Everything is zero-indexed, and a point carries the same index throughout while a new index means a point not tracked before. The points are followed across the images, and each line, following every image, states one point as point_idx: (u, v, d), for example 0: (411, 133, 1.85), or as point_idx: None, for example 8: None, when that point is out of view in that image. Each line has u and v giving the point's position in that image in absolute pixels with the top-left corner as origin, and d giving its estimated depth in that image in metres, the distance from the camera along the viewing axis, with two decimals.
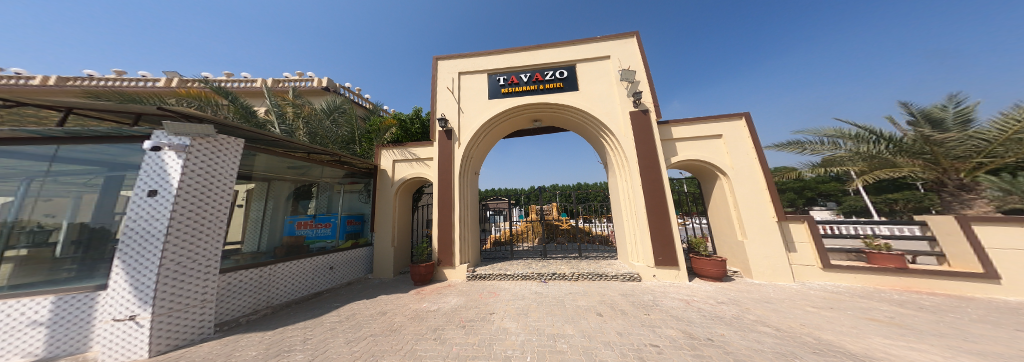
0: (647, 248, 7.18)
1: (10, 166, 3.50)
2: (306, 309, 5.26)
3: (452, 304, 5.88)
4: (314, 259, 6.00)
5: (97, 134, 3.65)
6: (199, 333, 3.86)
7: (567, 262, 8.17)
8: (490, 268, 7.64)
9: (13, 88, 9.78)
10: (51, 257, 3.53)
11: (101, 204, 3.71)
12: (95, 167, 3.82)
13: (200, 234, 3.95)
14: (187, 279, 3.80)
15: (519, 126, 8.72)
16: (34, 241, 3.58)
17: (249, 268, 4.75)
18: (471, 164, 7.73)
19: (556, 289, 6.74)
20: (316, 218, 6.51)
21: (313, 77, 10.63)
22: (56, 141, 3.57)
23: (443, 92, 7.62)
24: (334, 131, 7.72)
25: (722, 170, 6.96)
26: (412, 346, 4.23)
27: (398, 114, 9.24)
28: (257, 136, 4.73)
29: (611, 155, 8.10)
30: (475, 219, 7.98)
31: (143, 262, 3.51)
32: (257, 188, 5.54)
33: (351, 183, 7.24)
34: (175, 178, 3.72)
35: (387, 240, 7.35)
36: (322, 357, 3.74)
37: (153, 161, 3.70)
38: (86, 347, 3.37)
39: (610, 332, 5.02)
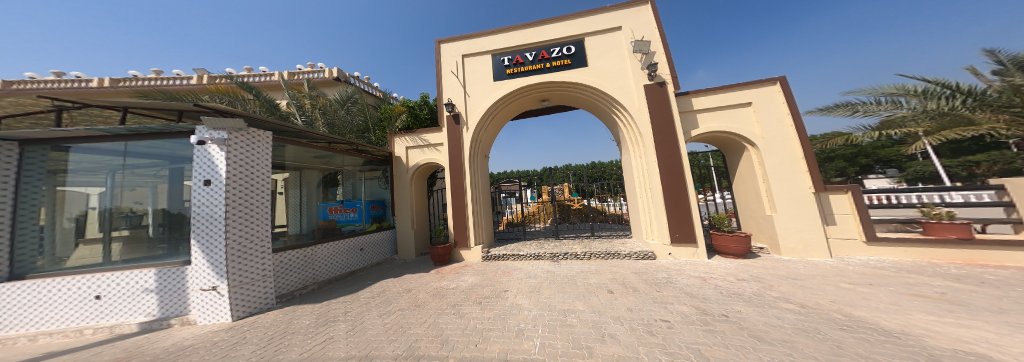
0: (663, 225, 6.93)
1: (98, 162, 4.30)
2: (344, 285, 5.95)
3: (469, 282, 6.26)
4: (346, 241, 6.64)
5: (153, 131, 4.26)
6: (263, 303, 4.60)
7: (578, 242, 8.19)
8: (504, 249, 7.92)
9: (79, 89, 11.51)
10: (147, 236, 4.37)
11: (173, 192, 4.45)
12: (159, 160, 4.51)
13: (251, 218, 4.58)
14: (249, 258, 4.48)
15: (526, 107, 8.58)
16: (131, 224, 4.40)
17: (295, 248, 5.43)
18: (480, 147, 7.85)
19: (567, 268, 6.84)
20: (344, 203, 7.05)
21: (325, 67, 11.20)
22: (123, 138, 4.25)
23: (447, 77, 7.68)
24: (349, 121, 8.32)
25: (751, 140, 6.32)
26: (434, 320, 4.65)
27: (407, 102, 9.52)
28: (282, 129, 5.24)
29: (625, 132, 7.73)
30: (487, 201, 8.19)
31: (213, 243, 4.19)
32: (291, 177, 6.03)
33: (371, 171, 7.75)
34: (222, 168, 4.30)
35: (408, 223, 7.88)
36: (358, 326, 4.29)
37: (201, 154, 4.30)
38: (185, 311, 4.16)
39: (619, 309, 5.03)
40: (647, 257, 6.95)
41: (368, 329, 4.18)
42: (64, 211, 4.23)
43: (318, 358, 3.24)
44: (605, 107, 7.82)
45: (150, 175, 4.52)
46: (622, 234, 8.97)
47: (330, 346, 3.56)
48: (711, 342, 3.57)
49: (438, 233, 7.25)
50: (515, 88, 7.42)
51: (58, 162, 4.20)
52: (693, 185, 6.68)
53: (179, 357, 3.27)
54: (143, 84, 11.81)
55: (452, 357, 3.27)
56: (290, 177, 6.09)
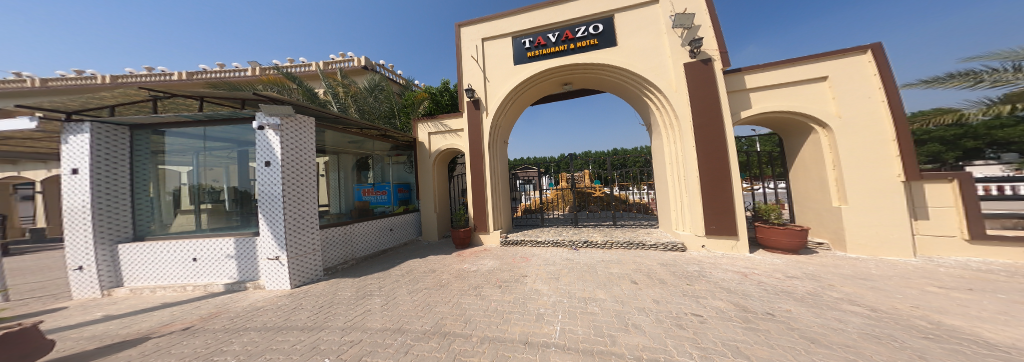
0: (696, 216, 6.32)
1: (185, 145, 5.22)
2: (378, 263, 6.51)
3: (490, 266, 6.42)
4: (379, 221, 7.22)
5: (224, 118, 4.96)
6: (313, 275, 5.24)
7: (599, 230, 7.89)
8: (522, 235, 7.99)
9: (168, 83, 13.89)
10: (225, 210, 5.20)
11: (241, 172, 5.22)
12: (229, 143, 5.31)
13: (302, 197, 5.18)
14: (302, 234, 5.09)
15: (549, 91, 8.32)
16: (213, 199, 5.26)
17: (338, 226, 6.07)
18: (500, 133, 7.90)
19: (587, 256, 6.64)
20: (376, 186, 7.64)
21: (354, 57, 11.93)
22: (202, 124, 5.01)
23: (468, 61, 7.74)
24: (377, 107, 8.98)
25: (822, 121, 5.37)
26: (457, 300, 4.87)
27: (428, 88, 9.76)
28: (322, 116, 5.76)
29: (658, 116, 7.12)
30: (506, 187, 8.24)
31: (275, 218, 4.83)
32: (331, 161, 6.61)
33: (397, 156, 8.39)
34: (278, 152, 4.90)
35: (432, 207, 8.28)
36: (391, 301, 4.67)
37: (262, 139, 4.95)
38: (255, 277, 4.92)
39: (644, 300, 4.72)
40: (674, 248, 6.45)
41: (400, 305, 4.52)
42: (164, 185, 5.22)
43: (359, 327, 3.56)
44: (635, 89, 7.27)
45: (224, 157, 5.34)
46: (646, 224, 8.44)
47: (368, 317, 3.91)
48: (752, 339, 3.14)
49: (459, 217, 7.49)
50: (537, 72, 7.22)
51: (155, 143, 5.12)
52: (739, 175, 5.98)
53: (253, 316, 3.88)
54: (211, 76, 13.80)
55: (474, 338, 3.17)
56: (330, 160, 6.66)
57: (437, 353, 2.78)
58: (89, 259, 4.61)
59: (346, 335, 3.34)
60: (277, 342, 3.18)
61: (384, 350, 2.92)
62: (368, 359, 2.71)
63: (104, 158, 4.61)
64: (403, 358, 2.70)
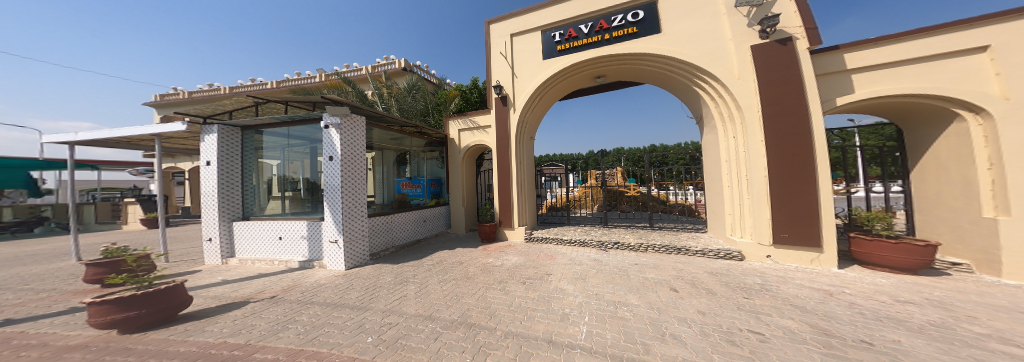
0: (761, 220, 5.42)
1: (274, 142, 6.28)
2: (413, 252, 6.96)
3: (513, 262, 6.36)
4: (416, 213, 7.75)
5: (302, 119, 5.78)
6: (361, 259, 5.87)
7: (632, 231, 7.37)
8: (546, 232, 7.84)
9: (261, 90, 16.99)
10: (302, 198, 6.09)
11: (312, 165, 6.07)
12: (304, 141, 6.22)
13: (355, 188, 5.82)
14: (355, 222, 5.72)
15: (580, 84, 7.95)
16: (293, 188, 6.21)
17: (384, 215, 6.70)
18: (527, 129, 7.84)
19: (617, 258, 6.25)
20: (411, 179, 8.24)
21: (395, 59, 12.93)
22: (286, 126, 5.99)
23: (496, 58, 7.83)
24: (413, 105, 9.61)
25: (977, 106, 4.03)
26: (483, 293, 4.55)
27: (459, 86, 10.15)
28: (372, 115, 6.31)
29: (714, 108, 6.28)
30: (531, 183, 8.12)
31: (335, 206, 5.52)
32: (376, 157, 7.44)
33: (430, 152, 8.93)
34: (338, 148, 5.55)
35: (460, 202, 8.64)
36: (424, 287, 4.84)
37: (326, 136, 5.67)
38: (320, 258, 5.70)
39: (688, 306, 4.20)
40: (726, 256, 5.69)
41: (431, 294, 4.53)
42: (263, 174, 6.29)
43: (396, 311, 3.86)
44: (684, 79, 6.54)
45: (300, 152, 6.29)
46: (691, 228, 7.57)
47: (405, 302, 4.19)
48: (823, 343, 2.91)
49: (485, 212, 7.63)
50: (567, 66, 6.96)
51: (254, 141, 6.23)
52: (827, 175, 4.89)
53: (318, 291, 4.50)
54: (290, 83, 16.43)
55: (498, 331, 3.06)
56: (376, 156, 7.42)
57: (463, 343, 2.75)
58: (215, 232, 5.91)
59: (386, 317, 3.65)
60: (333, 317, 3.62)
61: (417, 334, 3.08)
62: (403, 343, 2.89)
63: (223, 154, 5.83)
64: (432, 345, 2.74)
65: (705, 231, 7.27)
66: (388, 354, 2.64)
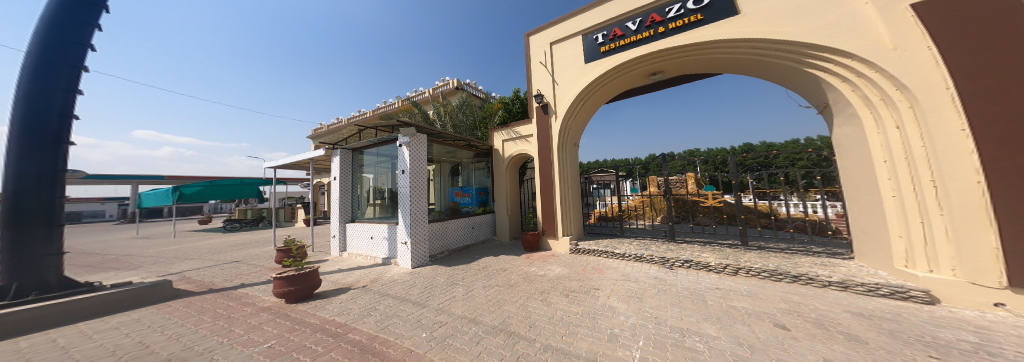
0: (978, 253, 2.77)
1: (367, 161, 7.58)
2: (464, 256, 7.31)
3: (558, 273, 4.76)
4: (467, 220, 8.26)
5: (386, 140, 6.91)
6: (423, 260, 6.53)
7: (712, 249, 5.63)
8: (595, 244, 6.32)
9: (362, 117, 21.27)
10: (385, 205, 7.08)
11: (391, 178, 7.08)
12: (383, 158, 7.28)
13: (421, 196, 6.54)
14: (419, 227, 6.42)
15: (629, 84, 6.95)
16: (379, 197, 7.29)
17: (443, 221, 7.35)
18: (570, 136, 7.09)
19: (687, 280, 4.28)
20: (463, 189, 8.79)
21: (448, 80, 14.17)
22: (373, 146, 7.27)
23: (537, 68, 7.57)
24: (464, 121, 10.49)
25: None
26: (524, 302, 4.01)
27: (503, 98, 10.57)
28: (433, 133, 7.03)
29: (845, 93, 3.83)
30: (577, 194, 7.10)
31: (405, 211, 6.34)
32: (437, 169, 8.23)
33: (478, 162, 9.22)
34: (407, 162, 6.37)
35: (505, 209, 8.81)
36: (471, 291, 5.00)
37: (400, 153, 6.60)
38: (395, 257, 6.58)
39: (808, 350, 2.11)
40: (883, 294, 3.15)
41: (475, 297, 4.67)
42: (361, 186, 7.60)
43: (446, 311, 4.13)
44: (781, 63, 4.48)
45: (385, 167, 7.28)
46: (810, 253, 4.97)
47: (454, 303, 4.44)
48: None
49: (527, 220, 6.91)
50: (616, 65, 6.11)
51: (357, 159, 7.64)
52: None
53: (392, 285, 5.19)
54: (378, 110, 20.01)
55: (538, 342, 2.69)
56: (437, 168, 8.22)
57: (503, 351, 2.64)
58: (337, 231, 7.54)
59: (438, 315, 3.95)
60: (399, 310, 4.10)
61: (462, 336, 3.22)
62: (450, 342, 3.06)
63: (341, 171, 7.45)
64: (474, 348, 2.80)
65: (852, 258, 4.50)
66: (437, 350, 2.84)
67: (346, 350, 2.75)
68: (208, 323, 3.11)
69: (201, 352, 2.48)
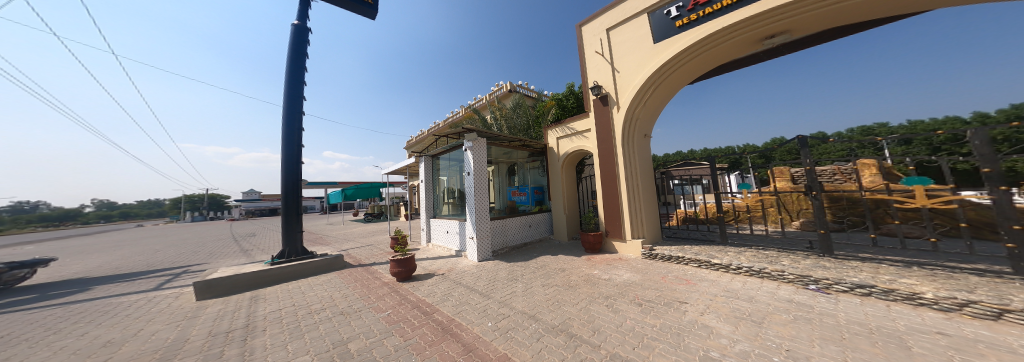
0: None
1: (440, 165, 8.46)
2: (522, 254, 7.38)
3: (627, 278, 4.27)
4: (525, 218, 8.30)
5: (453, 145, 7.54)
6: (486, 255, 6.88)
7: (915, 274, 3.03)
8: (679, 249, 4.97)
9: None
10: (456, 204, 7.76)
11: (459, 179, 7.72)
12: (451, 162, 8.00)
13: (483, 195, 6.88)
14: (483, 223, 6.84)
15: (737, 51, 4.90)
16: (451, 197, 8.03)
17: (502, 219, 7.61)
18: (639, 127, 5.81)
19: (847, 305, 2.60)
20: (519, 188, 8.84)
21: (502, 83, 14.56)
22: (443, 152, 8.07)
23: (591, 59, 6.40)
24: (519, 122, 10.66)
25: None
26: (586, 305, 3.74)
27: (556, 95, 10.28)
28: (495, 135, 7.35)
29: None
30: (652, 189, 6.02)
31: (471, 209, 6.80)
32: (497, 169, 8.63)
33: (533, 162, 9.17)
34: (472, 165, 6.85)
35: (562, 208, 8.46)
36: (529, 288, 5.01)
37: (465, 156, 7.12)
38: (464, 250, 7.16)
39: None
40: None
41: (534, 295, 4.64)
42: (436, 188, 8.54)
43: (507, 305, 4.21)
44: None
45: (455, 169, 7.92)
46: None
47: (514, 299, 4.51)
48: None
49: (588, 219, 6.27)
50: (704, 36, 4.50)
51: (434, 164, 8.61)
52: None
53: (462, 275, 5.65)
54: None
55: (603, 349, 2.41)
56: (497, 168, 8.66)
57: (564, 352, 2.51)
58: (423, 224, 8.73)
59: (500, 308, 4.06)
60: (468, 299, 4.38)
61: (523, 330, 3.23)
62: (512, 335, 3.11)
63: (423, 174, 8.56)
64: (535, 345, 2.76)
65: None
66: (501, 341, 2.92)
67: (432, 327, 3.21)
68: (359, 288, 4.52)
69: (334, 323, 3.24)
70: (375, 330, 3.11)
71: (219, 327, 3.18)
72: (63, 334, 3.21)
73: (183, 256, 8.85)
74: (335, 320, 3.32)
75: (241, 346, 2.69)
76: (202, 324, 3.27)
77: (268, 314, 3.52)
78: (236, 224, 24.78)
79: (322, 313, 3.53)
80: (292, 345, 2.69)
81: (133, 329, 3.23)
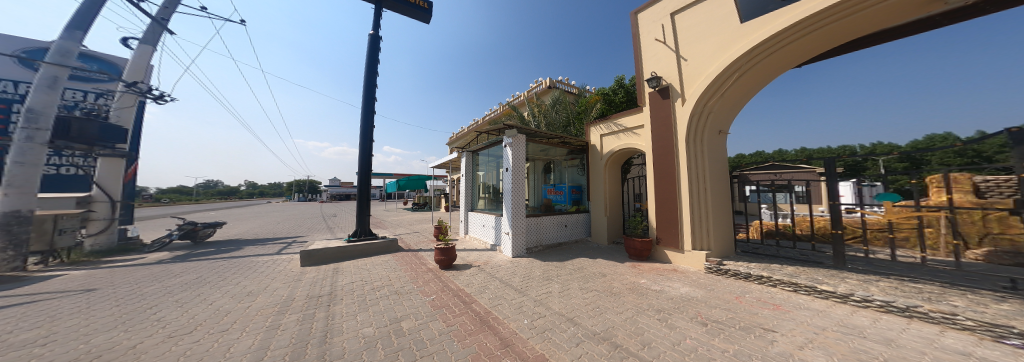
0: None
1: (479, 161, 8.72)
2: (556, 253, 7.21)
3: (684, 293, 3.84)
4: (561, 218, 8.06)
5: (492, 141, 7.67)
6: (521, 251, 6.90)
7: None
8: (755, 266, 4.21)
9: None
10: (492, 199, 7.94)
11: (495, 175, 7.86)
12: (490, 158, 8.16)
13: (521, 192, 6.89)
14: (519, 220, 6.86)
15: (879, 22, 3.59)
16: (487, 192, 8.23)
17: (538, 216, 7.52)
18: (710, 123, 5.00)
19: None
20: (556, 186, 8.70)
21: (541, 80, 14.31)
22: (483, 148, 8.31)
23: (650, 47, 5.82)
24: (557, 119, 10.38)
25: None
26: (632, 314, 3.49)
27: (601, 90, 9.72)
28: (534, 132, 7.26)
29: None
30: (723, 194, 5.20)
31: (508, 206, 6.86)
32: (533, 166, 8.36)
33: (571, 160, 8.88)
34: (510, 161, 6.90)
35: (602, 210, 7.96)
36: (566, 289, 4.88)
37: (504, 152, 7.20)
38: (499, 244, 7.27)
39: None
40: None
41: (572, 297, 4.49)
42: (475, 182, 8.84)
43: (544, 304, 4.15)
44: None
45: (492, 165, 8.06)
46: None
47: (550, 299, 4.42)
48: None
49: (634, 223, 5.78)
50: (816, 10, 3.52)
51: (474, 159, 8.91)
52: None
53: (498, 269, 5.77)
54: None
55: None
56: (532, 166, 8.43)
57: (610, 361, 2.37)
58: (462, 217, 9.16)
59: (537, 307, 4.03)
60: (505, 294, 4.43)
61: (561, 332, 3.14)
62: (549, 335, 3.05)
63: (464, 169, 8.96)
64: (575, 349, 2.65)
65: None
66: (538, 340, 2.89)
67: (471, 317, 3.32)
68: (409, 271, 4.94)
69: (388, 300, 3.60)
70: (421, 313, 3.34)
71: (314, 290, 3.79)
72: (223, 281, 4.26)
73: (291, 228, 11.00)
74: (391, 298, 3.67)
75: (327, 310, 3.15)
76: (304, 286, 3.93)
77: (343, 284, 4.10)
78: (326, 205, 30.16)
79: (381, 290, 3.94)
80: (361, 316, 3.05)
81: (264, 283, 4.06)
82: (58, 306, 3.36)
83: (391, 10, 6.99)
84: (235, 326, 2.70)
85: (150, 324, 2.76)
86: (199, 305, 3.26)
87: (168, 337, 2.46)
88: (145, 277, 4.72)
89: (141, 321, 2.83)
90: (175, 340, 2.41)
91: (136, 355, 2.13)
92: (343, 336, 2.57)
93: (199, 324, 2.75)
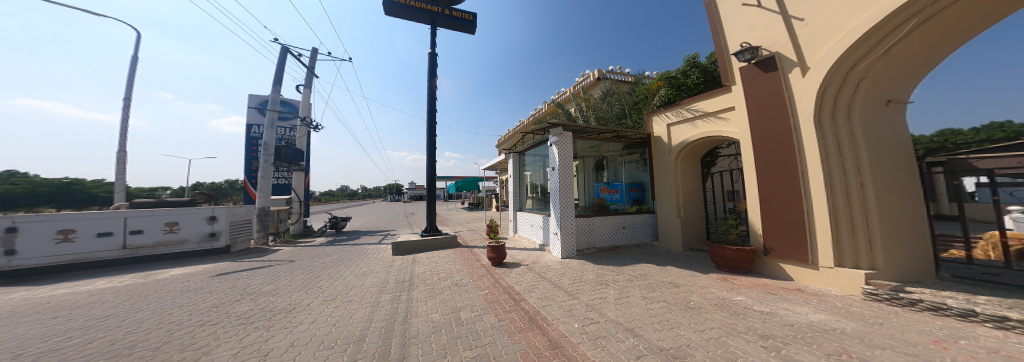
0: None
1: (525, 161, 8.69)
2: (612, 257, 6.52)
3: (813, 320, 2.85)
4: (618, 219, 7.23)
5: (538, 141, 7.51)
6: (571, 253, 6.53)
7: None
8: (972, 297, 2.70)
9: None
10: (540, 198, 7.78)
11: (542, 174, 7.70)
12: (536, 157, 8.03)
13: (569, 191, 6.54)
14: (568, 220, 6.49)
15: None
16: (535, 191, 8.11)
17: (591, 217, 6.98)
18: (859, 95, 3.39)
19: None
20: (610, 184, 7.94)
21: (589, 72, 13.41)
22: (529, 148, 8.26)
23: (742, 11, 4.58)
24: (610, 112, 9.47)
25: None
26: (718, 335, 2.82)
27: (665, 73, 8.38)
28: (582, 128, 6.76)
29: None
30: (899, 191, 3.48)
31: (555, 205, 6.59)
32: (581, 164, 8.16)
33: (629, 155, 8.00)
34: (555, 159, 6.64)
35: (674, 211, 6.78)
36: (625, 297, 4.33)
37: (549, 151, 6.97)
38: (549, 244, 7.04)
39: None
40: None
41: (632, 306, 3.95)
42: (523, 181, 8.87)
43: (597, 310, 3.79)
44: None
45: (539, 164, 7.92)
46: None
47: (605, 305, 4.00)
48: None
49: (723, 228, 4.69)
50: None
51: (522, 160, 8.95)
52: None
53: (547, 269, 5.59)
54: None
55: None
56: (581, 163, 8.19)
57: None
58: (512, 216, 9.32)
59: (589, 312, 3.71)
60: (555, 295, 4.24)
61: (617, 343, 2.79)
62: (603, 343, 2.73)
63: (511, 170, 9.10)
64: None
65: None
66: (590, 346, 2.63)
67: (519, 315, 3.27)
68: (465, 266, 5.28)
69: (446, 291, 3.88)
70: (477, 305, 3.49)
71: (398, 276, 4.42)
72: (335, 262, 5.43)
73: (378, 223, 13.29)
74: (450, 289, 3.95)
75: (411, 294, 3.62)
76: (392, 272, 4.63)
77: (425, 273, 4.67)
78: (404, 204, 35.59)
79: (444, 281, 4.31)
80: (429, 303, 3.35)
81: (370, 267, 4.96)
82: (249, 271, 4.88)
83: (444, 27, 7.69)
84: (357, 298, 3.37)
85: (319, 288, 3.77)
86: (343, 278, 4.24)
87: (325, 300, 3.29)
88: (287, 255, 6.42)
89: (314, 285, 3.88)
90: (326, 303, 3.18)
91: (307, 312, 2.90)
92: (418, 318, 2.89)
93: (341, 293, 3.54)
